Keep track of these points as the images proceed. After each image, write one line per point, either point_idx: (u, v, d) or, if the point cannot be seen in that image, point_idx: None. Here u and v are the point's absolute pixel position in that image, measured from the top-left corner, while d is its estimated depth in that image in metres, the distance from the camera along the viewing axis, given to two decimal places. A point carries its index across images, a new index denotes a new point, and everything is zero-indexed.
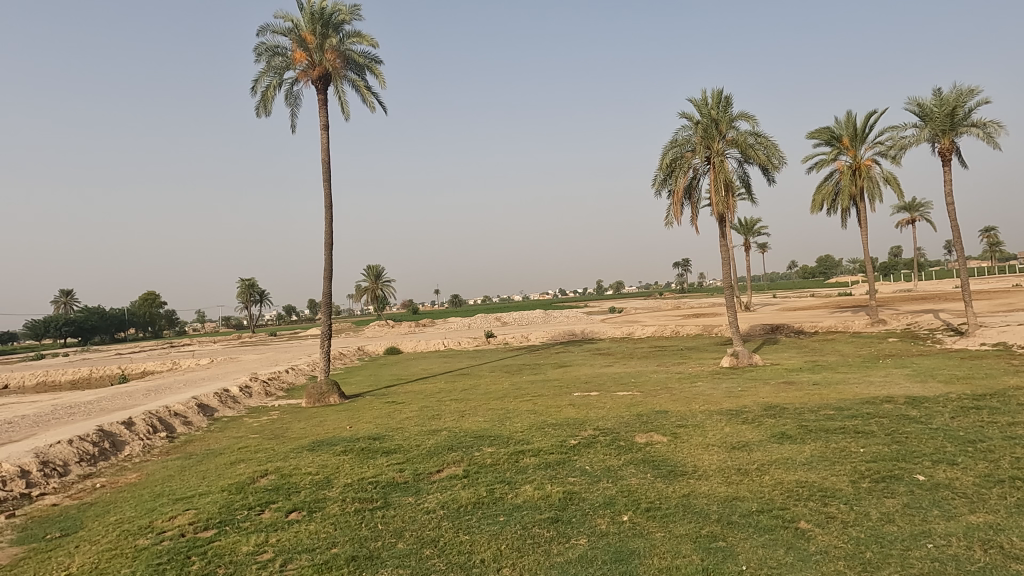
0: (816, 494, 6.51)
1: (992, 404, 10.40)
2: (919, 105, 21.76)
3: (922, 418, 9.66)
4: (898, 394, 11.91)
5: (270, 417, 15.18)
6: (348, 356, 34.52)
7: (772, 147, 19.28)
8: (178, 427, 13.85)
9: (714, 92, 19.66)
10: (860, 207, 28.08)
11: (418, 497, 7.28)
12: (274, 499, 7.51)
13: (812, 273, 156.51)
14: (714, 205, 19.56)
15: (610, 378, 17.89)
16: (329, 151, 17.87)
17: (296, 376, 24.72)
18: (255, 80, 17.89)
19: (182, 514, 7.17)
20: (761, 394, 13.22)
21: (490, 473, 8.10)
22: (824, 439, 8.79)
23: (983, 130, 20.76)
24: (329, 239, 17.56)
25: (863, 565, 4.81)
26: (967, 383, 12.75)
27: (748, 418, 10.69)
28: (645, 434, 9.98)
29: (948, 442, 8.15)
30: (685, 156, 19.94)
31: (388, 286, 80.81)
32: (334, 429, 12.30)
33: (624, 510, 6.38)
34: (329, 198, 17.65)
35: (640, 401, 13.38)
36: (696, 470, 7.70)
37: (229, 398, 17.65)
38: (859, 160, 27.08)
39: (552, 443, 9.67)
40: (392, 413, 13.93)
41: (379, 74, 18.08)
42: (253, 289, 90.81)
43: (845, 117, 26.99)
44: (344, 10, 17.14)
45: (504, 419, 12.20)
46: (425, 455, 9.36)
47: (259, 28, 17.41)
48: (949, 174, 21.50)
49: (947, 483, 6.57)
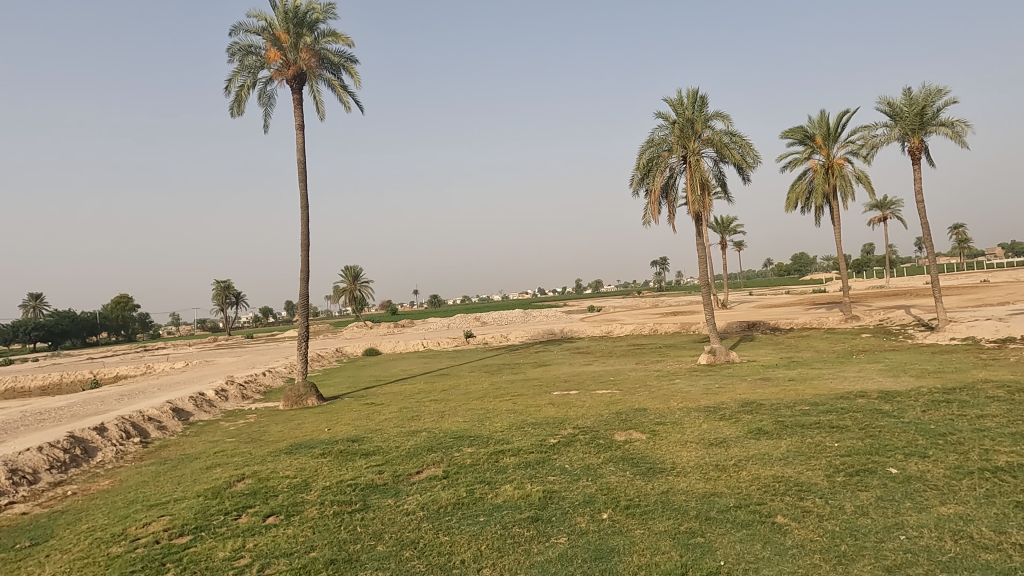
0: (792, 488, 6.61)
1: (963, 397, 10.59)
2: (889, 104, 22.18)
3: (895, 413, 9.83)
4: (871, 390, 12.10)
5: (247, 421, 14.96)
6: (327, 358, 34.15)
7: (747, 146, 19.51)
8: (151, 432, 13.60)
9: (690, 91, 19.81)
10: (833, 206, 28.52)
11: (398, 499, 7.24)
12: (251, 504, 7.41)
13: (787, 270, 158.62)
14: (691, 204, 19.75)
15: (590, 377, 17.92)
16: (304, 150, 17.70)
17: (273, 378, 24.42)
18: (228, 79, 17.64)
19: (157, 521, 7.04)
20: (739, 391, 13.35)
21: (470, 474, 8.08)
22: (800, 434, 8.90)
23: (952, 129, 21.22)
24: (306, 240, 17.38)
25: (839, 558, 4.88)
26: (938, 377, 13.02)
27: (725, 414, 10.80)
28: (624, 432, 10.01)
29: (920, 436, 8.30)
30: (662, 155, 20.05)
31: (367, 286, 80.24)
32: (312, 432, 12.16)
33: (604, 508, 6.41)
34: (304, 199, 17.49)
35: (619, 399, 13.39)
36: (674, 467, 7.76)
37: (205, 403, 17.35)
38: (832, 159, 27.53)
39: (532, 442, 9.67)
40: (371, 414, 13.84)
41: (355, 73, 17.97)
42: (229, 292, 89.53)
43: (818, 116, 27.43)
44: (319, 8, 16.94)
45: (484, 419, 12.18)
46: (404, 456, 9.31)
47: (231, 28, 17.16)
48: (919, 172, 21.94)
49: (918, 475, 6.70)
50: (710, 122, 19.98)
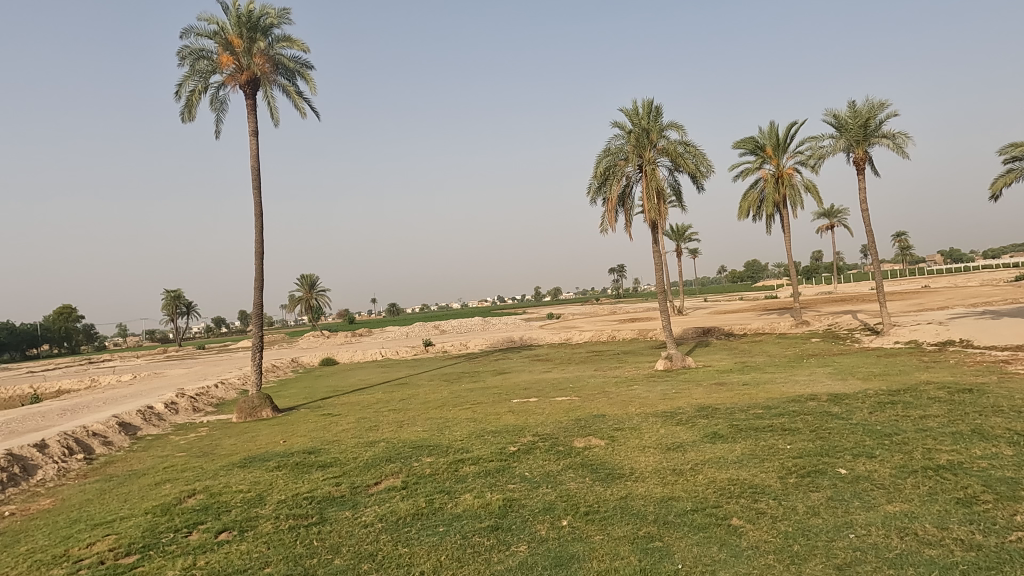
0: (747, 491, 6.74)
1: (907, 399, 11.00)
2: (835, 117, 22.98)
3: (844, 414, 10.15)
4: (821, 393, 12.45)
5: (198, 435, 14.53)
6: (282, 369, 33.42)
7: (700, 156, 19.95)
8: (96, 448, 13.09)
9: (645, 102, 20.16)
10: (783, 214, 29.35)
11: (356, 511, 7.12)
12: (202, 520, 7.19)
13: (740, 277, 162.49)
14: (647, 212, 20.06)
15: (549, 384, 17.96)
16: (259, 156, 17.37)
17: (225, 390, 23.78)
18: (178, 84, 17.21)
19: (102, 540, 6.77)
20: (695, 395, 13.60)
21: (429, 484, 8.01)
22: (754, 437, 9.11)
23: (893, 141, 22.10)
24: (260, 248, 17.03)
25: (792, 558, 4.99)
26: (883, 379, 13.50)
27: (681, 419, 10.96)
28: (583, 438, 10.07)
29: (867, 437, 8.58)
30: (619, 164, 20.33)
31: (324, 295, 78.96)
32: (267, 444, 11.89)
33: (563, 515, 6.43)
34: (258, 207, 17.15)
35: (578, 406, 13.46)
36: (633, 472, 7.84)
37: (154, 417, 16.78)
38: (781, 169, 28.37)
39: (491, 450, 9.65)
40: (327, 425, 13.61)
41: (311, 79, 17.75)
42: (179, 302, 86.93)
43: (769, 127, 28.24)
44: (273, 13, 16.68)
45: (443, 428, 12.11)
46: (362, 468, 9.17)
47: (182, 31, 16.75)
48: (863, 182, 22.77)
49: (866, 475, 6.92)
50: (665, 133, 20.36)
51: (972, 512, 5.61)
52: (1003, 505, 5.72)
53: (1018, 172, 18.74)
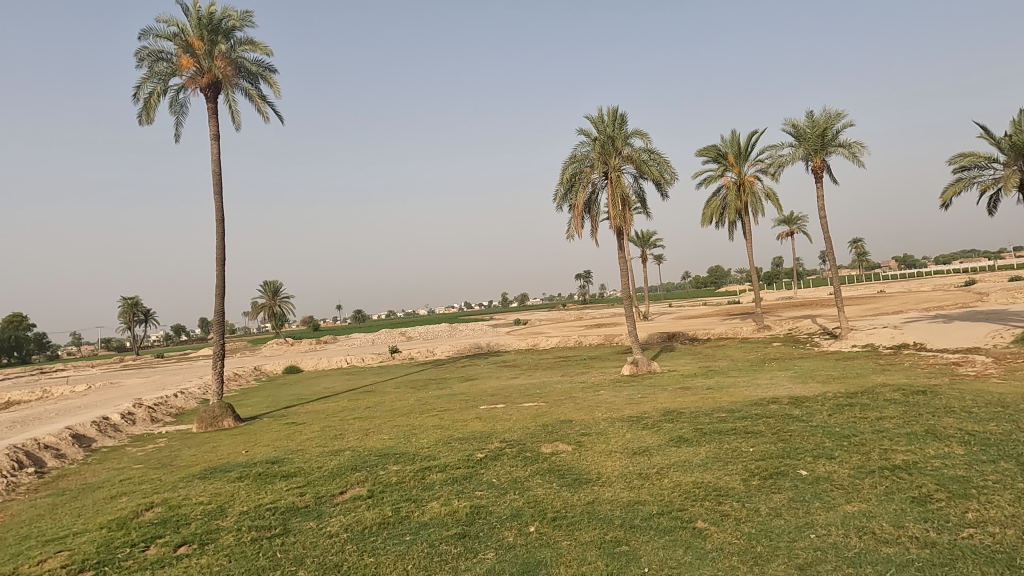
0: (711, 493, 6.84)
1: (864, 401, 11.30)
2: (793, 126, 23.57)
3: (804, 417, 10.38)
4: (782, 396, 12.72)
5: (157, 446, 14.14)
6: (244, 377, 32.71)
7: (664, 163, 20.25)
8: (48, 461, 12.63)
9: (610, 109, 20.39)
10: (744, 221, 29.95)
11: (320, 521, 7.01)
12: (160, 533, 6.99)
13: (704, 283, 165.03)
14: (612, 218, 20.26)
15: (516, 390, 17.96)
16: (220, 161, 17.05)
17: (185, 399, 23.18)
18: (136, 86, 16.80)
19: (54, 557, 6.53)
20: (660, 400, 13.74)
21: (395, 492, 7.93)
22: (718, 440, 9.25)
23: (849, 150, 22.75)
24: (221, 254, 16.70)
25: (755, 559, 5.07)
26: (841, 382, 13.85)
27: (647, 423, 11.07)
28: (550, 444, 10.09)
29: (827, 438, 8.79)
30: (584, 171, 20.50)
31: (287, 302, 77.63)
32: (229, 454, 11.64)
33: (531, 521, 6.43)
34: (220, 212, 16.81)
35: (545, 412, 13.49)
36: (600, 477, 7.88)
37: (109, 428, 16.27)
38: (743, 177, 28.95)
39: (458, 457, 9.60)
40: (291, 435, 13.37)
41: (274, 83, 17.51)
42: (137, 309, 84.53)
43: (730, 136, 28.82)
44: (235, 16, 16.42)
45: (410, 435, 12.01)
46: (326, 477, 9.03)
47: (140, 32, 16.37)
48: (820, 190, 23.38)
49: (826, 476, 7.08)
50: (629, 140, 20.62)
51: (926, 510, 5.78)
52: (955, 503, 5.90)
53: (967, 181, 19.47)
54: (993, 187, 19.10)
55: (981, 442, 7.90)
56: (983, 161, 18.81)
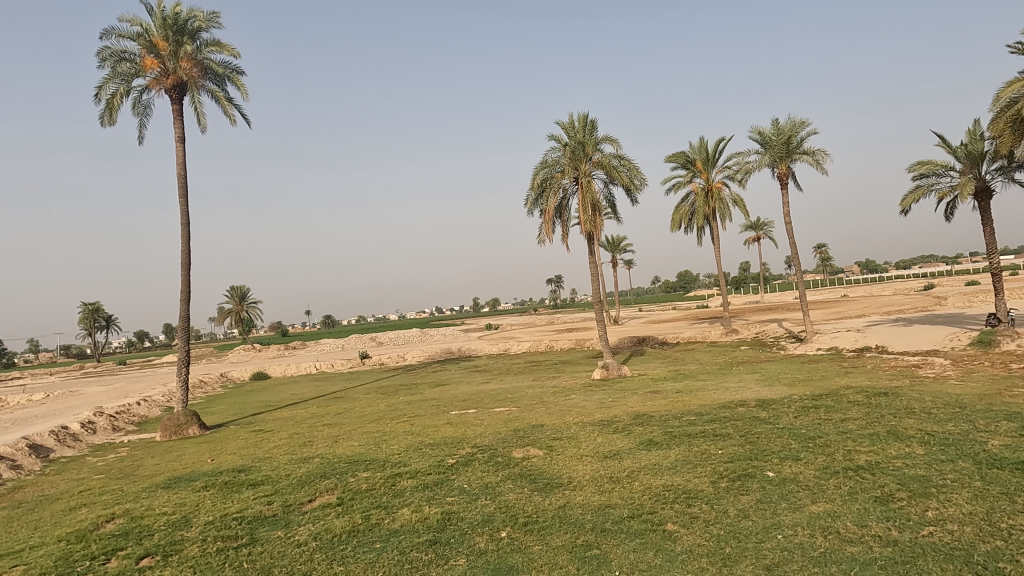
0: (681, 496, 6.90)
1: (828, 403, 11.55)
2: (759, 134, 24.03)
3: (771, 419, 10.55)
4: (749, 398, 12.92)
5: (118, 455, 13.78)
6: (210, 384, 32.05)
7: (634, 169, 20.46)
8: (3, 472, 12.21)
9: (581, 115, 20.53)
10: (713, 226, 30.38)
11: (288, 530, 6.91)
12: (122, 545, 6.80)
13: (673, 287, 166.91)
14: (583, 223, 20.38)
15: (487, 395, 17.92)
16: (185, 163, 16.73)
17: (148, 407, 22.62)
18: (98, 87, 16.40)
19: (9, 572, 6.31)
20: (630, 404, 13.85)
21: (365, 500, 7.84)
22: (687, 443, 9.36)
23: (813, 157, 23.26)
24: (186, 259, 16.37)
25: (724, 560, 5.14)
26: (806, 385, 14.12)
27: (618, 427, 11.14)
28: (522, 449, 10.10)
29: (793, 440, 8.95)
30: (555, 176, 20.61)
31: (255, 307, 76.35)
32: (194, 463, 11.40)
33: (502, 526, 6.41)
34: (185, 215, 16.49)
35: (517, 416, 13.49)
36: (571, 481, 7.90)
37: (68, 437, 15.80)
38: (711, 183, 29.38)
39: (429, 463, 9.54)
40: (259, 442, 13.15)
41: (241, 85, 17.26)
42: (98, 315, 82.28)
43: (698, 143, 29.25)
44: (201, 17, 16.16)
45: (380, 441, 11.90)
46: (295, 485, 8.89)
47: (102, 32, 15.99)
48: (786, 196, 23.85)
49: (792, 477, 7.20)
50: (600, 146, 20.79)
51: (889, 510, 5.91)
52: (915, 502, 6.05)
53: (925, 189, 20.07)
54: (949, 195, 19.72)
55: (941, 442, 8.12)
56: (940, 169, 19.40)
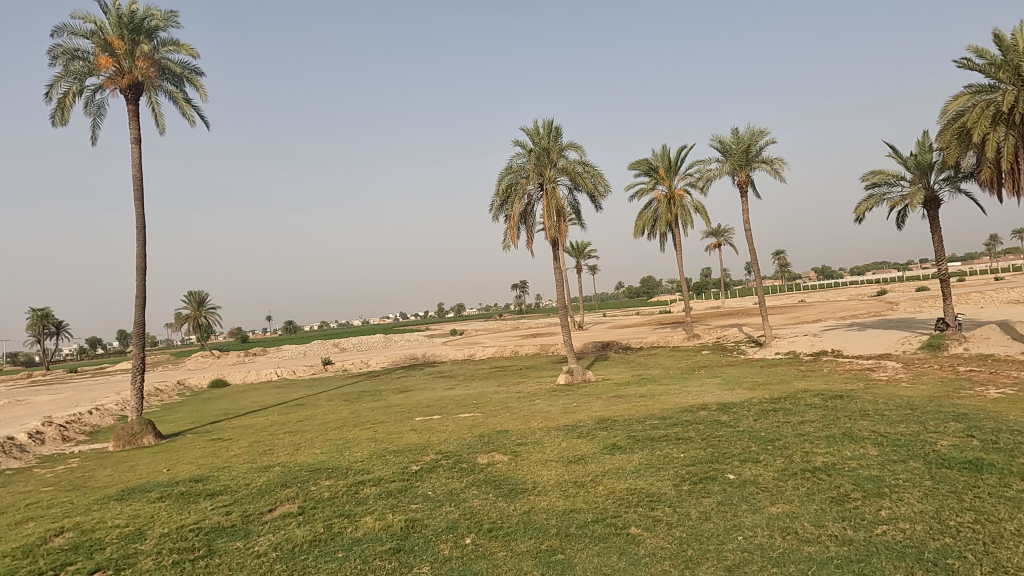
0: (644, 499, 6.97)
1: (787, 406, 11.82)
2: (720, 142, 24.51)
3: (731, 422, 10.74)
4: (711, 402, 13.14)
5: (68, 466, 13.30)
6: (167, 392, 31.18)
7: (598, 176, 20.65)
8: None
9: (546, 122, 20.63)
10: (675, 233, 30.83)
11: (247, 540, 6.75)
12: (72, 560, 6.55)
13: (636, 293, 168.73)
14: (547, 229, 20.48)
15: (452, 401, 17.83)
16: (141, 165, 16.29)
17: (100, 416, 21.89)
18: (49, 85, 15.88)
19: None
20: (594, 408, 13.94)
21: (327, 508, 7.71)
22: (650, 447, 9.45)
23: (771, 166, 23.83)
24: (142, 263, 15.93)
25: (686, 563, 5.19)
26: (766, 388, 14.45)
27: (582, 432, 11.20)
28: (487, 454, 10.07)
29: (753, 442, 9.13)
30: (520, 182, 20.67)
31: (214, 313, 74.61)
32: (149, 474, 11.07)
33: (466, 533, 6.38)
34: (141, 219, 16.05)
35: (481, 422, 13.45)
36: (536, 486, 7.91)
37: (14, 449, 15.19)
38: (673, 191, 29.84)
39: (393, 471, 9.44)
40: (217, 451, 12.84)
41: (200, 86, 16.90)
42: (47, 321, 79.38)
43: (661, 151, 29.68)
44: (158, 16, 15.79)
45: (343, 449, 11.74)
46: (255, 495, 8.70)
47: (53, 28, 15.49)
48: (745, 204, 24.35)
49: (752, 479, 7.33)
50: (564, 152, 20.92)
51: (844, 510, 6.07)
52: (869, 502, 6.22)
53: (877, 198, 20.72)
54: (901, 204, 20.39)
55: (893, 442, 8.38)
56: (891, 178, 20.07)
